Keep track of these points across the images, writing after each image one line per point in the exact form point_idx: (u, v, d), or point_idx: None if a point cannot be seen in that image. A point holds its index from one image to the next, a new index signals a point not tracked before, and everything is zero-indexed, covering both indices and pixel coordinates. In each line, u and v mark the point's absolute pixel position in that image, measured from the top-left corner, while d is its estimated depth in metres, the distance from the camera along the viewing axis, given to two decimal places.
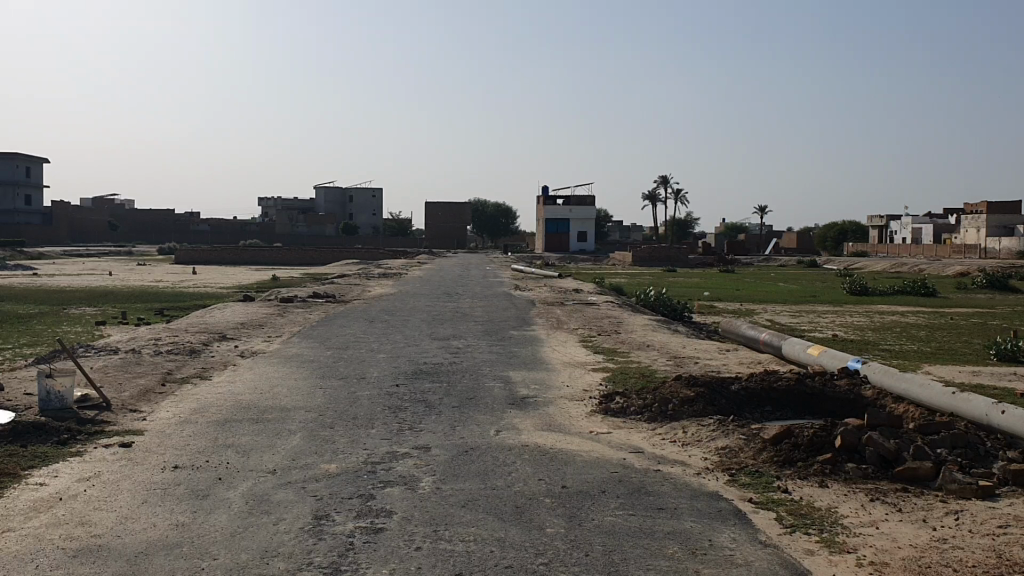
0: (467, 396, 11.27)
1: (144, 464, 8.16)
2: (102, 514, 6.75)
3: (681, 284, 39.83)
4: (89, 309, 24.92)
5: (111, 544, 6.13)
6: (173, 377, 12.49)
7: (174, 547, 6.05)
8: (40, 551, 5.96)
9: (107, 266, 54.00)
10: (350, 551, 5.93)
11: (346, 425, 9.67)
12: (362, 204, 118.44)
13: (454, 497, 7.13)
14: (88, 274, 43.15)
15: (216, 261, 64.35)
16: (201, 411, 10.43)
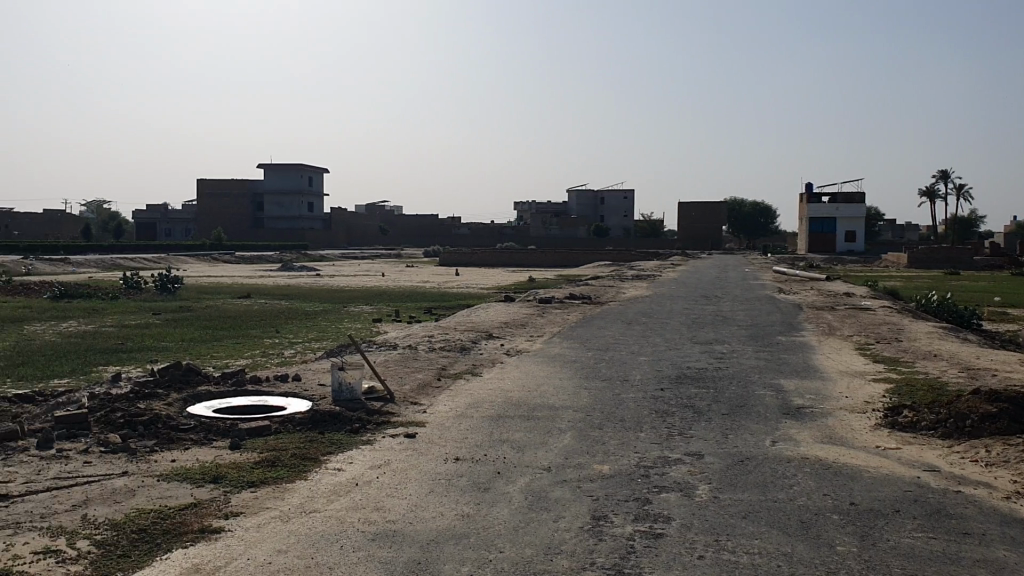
0: (737, 403, 10.95)
1: (427, 455, 8.57)
2: (393, 501, 7.15)
3: (970, 289, 36.61)
4: (365, 307, 26.89)
5: (404, 530, 6.47)
6: (447, 373, 13.14)
7: (462, 537, 6.29)
8: (343, 533, 6.38)
9: (381, 266, 58.06)
10: (632, 554, 5.90)
11: (617, 427, 9.67)
12: (615, 205, 119.29)
13: (733, 507, 6.89)
14: (364, 274, 47.59)
15: (476, 262, 67.40)
16: (477, 406, 10.84)
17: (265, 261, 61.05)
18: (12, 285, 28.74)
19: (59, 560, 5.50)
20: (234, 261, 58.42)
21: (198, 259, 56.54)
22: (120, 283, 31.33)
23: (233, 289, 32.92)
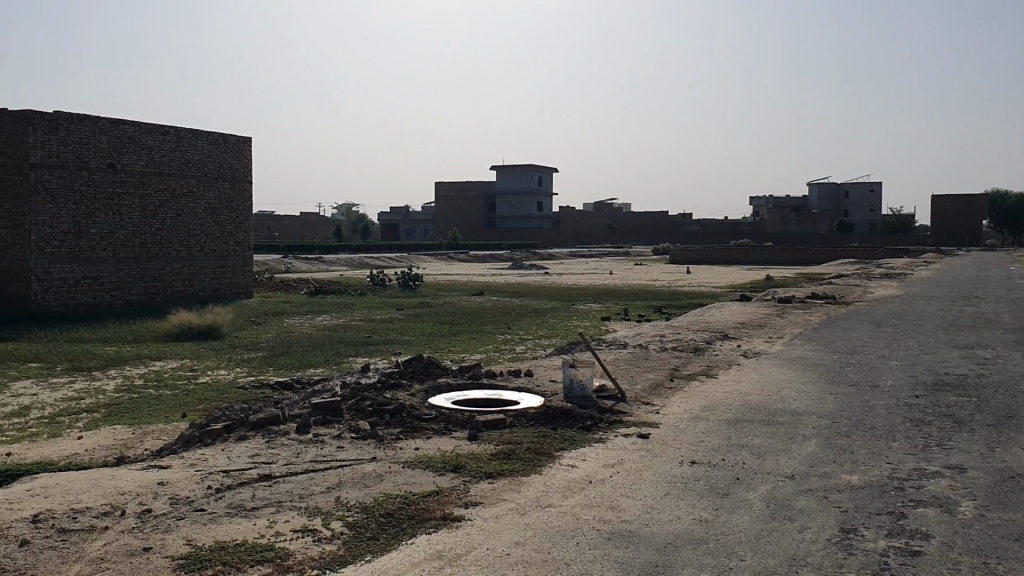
0: (1004, 414, 9.96)
1: (662, 456, 8.42)
2: (629, 501, 7.06)
3: None
4: (596, 305, 27.03)
5: (641, 531, 6.36)
6: (680, 373, 12.90)
7: (700, 542, 6.10)
8: (579, 530, 6.36)
9: (612, 265, 58.10)
10: (887, 571, 5.48)
11: (866, 435, 9.07)
12: (858, 199, 112.84)
13: (1002, 528, 6.26)
14: (596, 272, 47.76)
15: (708, 260, 65.94)
16: (712, 409, 10.55)
17: (499, 260, 62.87)
18: (274, 282, 31.32)
19: (316, 538, 5.85)
20: (470, 259, 60.63)
21: (436, 258, 59.13)
22: (366, 281, 32.96)
23: (470, 287, 34.17)
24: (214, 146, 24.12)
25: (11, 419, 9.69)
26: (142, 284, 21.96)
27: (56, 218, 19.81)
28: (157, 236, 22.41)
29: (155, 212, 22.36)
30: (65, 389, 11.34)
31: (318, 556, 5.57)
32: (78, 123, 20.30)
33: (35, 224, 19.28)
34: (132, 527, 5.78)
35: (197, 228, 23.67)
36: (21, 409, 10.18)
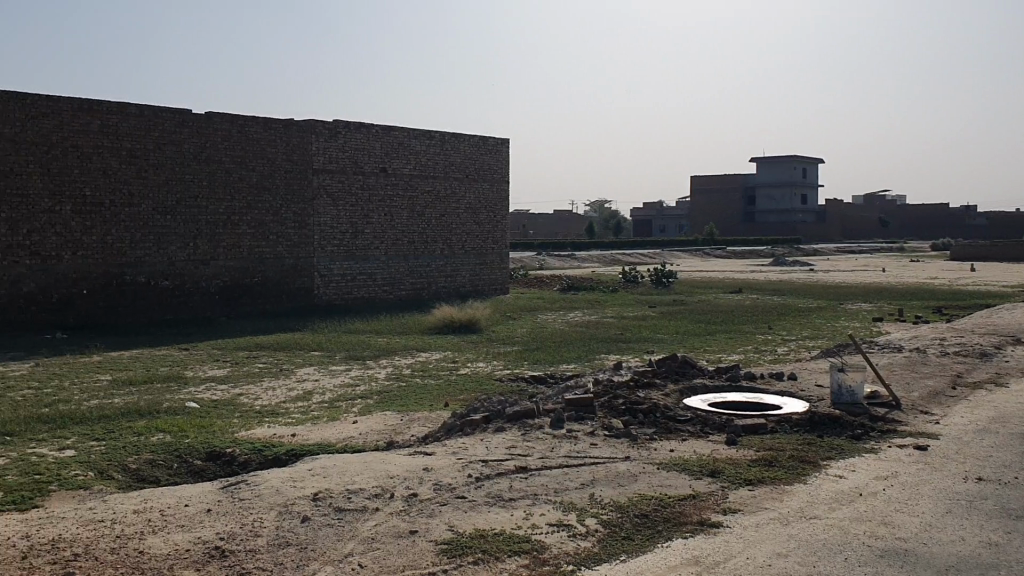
0: None
1: (943, 471, 7.69)
2: (905, 517, 6.50)
3: None
4: (864, 305, 25.40)
5: (918, 550, 5.83)
6: (963, 381, 11.79)
7: (988, 569, 5.49)
8: (848, 544, 5.93)
9: (884, 262, 54.36)
10: None
11: None
12: None
13: None
14: (867, 270, 44.82)
15: (996, 257, 60.05)
16: (1002, 421, 9.53)
17: (758, 256, 60.77)
18: (531, 278, 32.14)
19: (571, 533, 5.85)
20: (726, 256, 59.15)
21: (692, 254, 58.22)
22: (621, 278, 32.68)
23: (727, 285, 33.31)
24: (475, 148, 25.07)
25: (297, 402, 10.56)
26: (409, 280, 23.25)
27: (335, 219, 21.43)
28: (423, 234, 23.64)
29: (421, 211, 23.59)
30: (342, 376, 12.22)
31: (572, 552, 5.56)
32: (355, 130, 21.79)
33: (317, 224, 21.02)
34: (400, 510, 6.07)
35: (459, 227, 24.73)
36: (305, 393, 11.08)
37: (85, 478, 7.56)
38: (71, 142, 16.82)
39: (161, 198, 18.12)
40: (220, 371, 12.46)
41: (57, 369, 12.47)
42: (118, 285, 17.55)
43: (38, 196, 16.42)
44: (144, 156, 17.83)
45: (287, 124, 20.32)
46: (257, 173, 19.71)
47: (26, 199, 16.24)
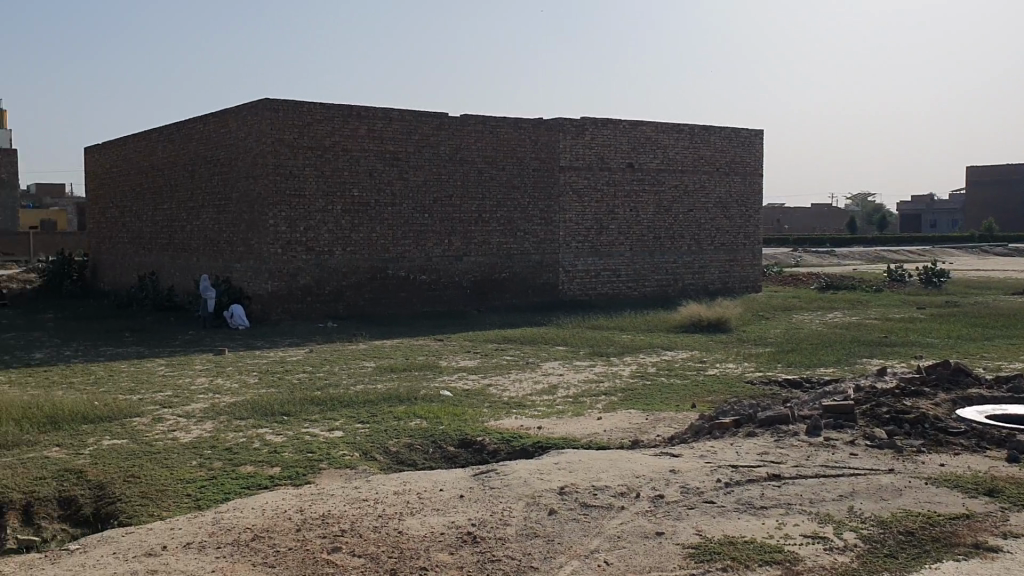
0: None
1: None
2: None
3: None
4: None
5: None
6: None
7: None
8: None
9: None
10: None
11: None
12: None
13: None
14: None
15: None
16: None
17: None
18: (785, 276, 30.90)
19: (828, 547, 5.53)
20: (1007, 253, 53.85)
21: (967, 251, 53.61)
22: (884, 276, 30.67)
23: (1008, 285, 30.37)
24: (726, 141, 24.09)
25: (544, 395, 10.76)
26: (656, 277, 22.94)
27: (582, 215, 21.57)
28: (671, 230, 23.25)
29: (669, 207, 23.17)
30: (588, 372, 12.32)
31: (829, 566, 5.25)
32: (603, 127, 21.67)
33: (565, 220, 21.27)
34: (646, 510, 6.00)
35: (709, 223, 24.03)
36: (551, 387, 11.27)
37: (351, 457, 8.12)
38: (342, 147, 18.15)
39: (420, 197, 19.11)
40: (472, 363, 12.96)
41: (328, 355, 13.49)
42: (382, 280, 18.74)
43: (313, 197, 17.87)
44: (405, 158, 18.89)
45: (536, 123, 20.69)
46: (507, 172, 20.29)
47: (302, 199, 17.73)
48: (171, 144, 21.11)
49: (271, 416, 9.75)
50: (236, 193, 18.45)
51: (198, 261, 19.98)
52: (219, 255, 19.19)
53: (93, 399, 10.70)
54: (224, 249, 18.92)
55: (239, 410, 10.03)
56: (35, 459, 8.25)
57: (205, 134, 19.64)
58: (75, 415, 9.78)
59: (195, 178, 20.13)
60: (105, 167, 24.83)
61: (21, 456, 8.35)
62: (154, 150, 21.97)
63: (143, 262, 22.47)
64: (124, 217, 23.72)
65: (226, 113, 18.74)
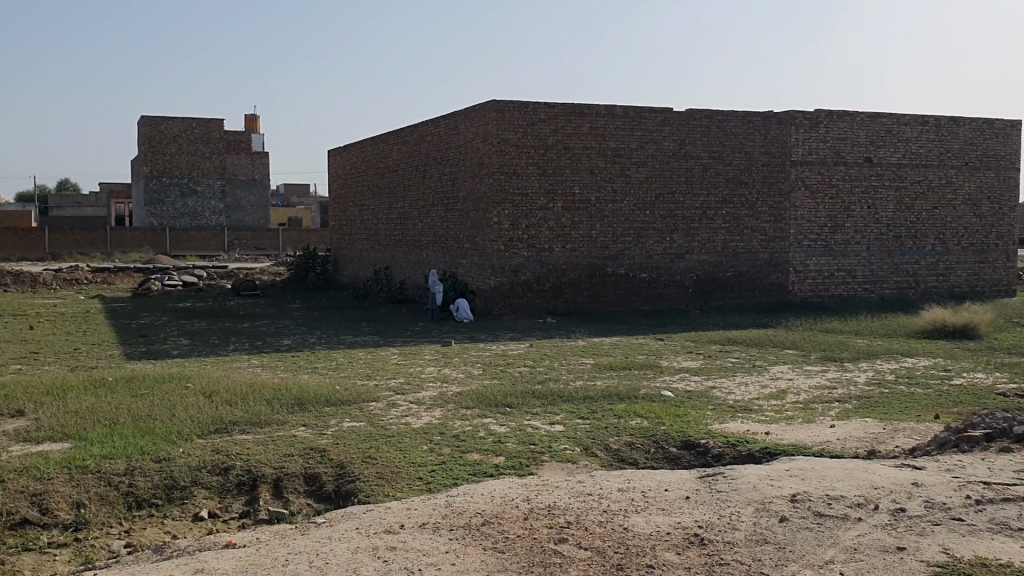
0: None
1: None
2: None
3: None
4: None
5: None
6: None
7: None
8: None
9: None
10: None
11: None
12: None
13: None
14: None
15: None
16: None
17: None
18: None
19: None
20: None
21: None
22: None
23: None
24: (978, 132, 22.21)
25: (771, 399, 10.40)
26: (895, 277, 21.48)
27: (814, 213, 20.62)
28: (913, 228, 21.70)
29: (911, 203, 21.64)
30: (819, 377, 11.78)
31: None
32: (838, 120, 20.66)
33: (794, 217, 20.44)
34: (885, 524, 5.66)
35: (957, 221, 22.24)
36: (778, 391, 10.87)
37: (573, 452, 8.22)
38: (565, 144, 18.40)
39: (642, 195, 19.02)
40: (694, 363, 12.73)
41: (550, 351, 13.71)
42: (603, 276, 18.83)
43: (537, 194, 18.26)
44: (628, 155, 18.86)
45: (765, 116, 20.00)
46: (733, 168, 19.77)
47: (526, 197, 18.16)
48: (405, 145, 22.23)
49: (495, 407, 10.04)
50: (464, 191, 19.17)
51: (427, 257, 20.92)
52: (447, 251, 20.00)
53: (335, 383, 11.44)
54: (452, 245, 19.71)
55: (466, 400, 10.39)
56: (283, 437, 8.93)
57: (437, 135, 20.50)
58: (318, 398, 10.50)
59: (426, 177, 21.09)
60: (346, 168, 26.51)
61: (272, 434, 9.07)
62: (389, 151, 23.23)
63: (377, 258, 23.81)
64: (361, 214, 25.23)
65: (455, 114, 19.49)
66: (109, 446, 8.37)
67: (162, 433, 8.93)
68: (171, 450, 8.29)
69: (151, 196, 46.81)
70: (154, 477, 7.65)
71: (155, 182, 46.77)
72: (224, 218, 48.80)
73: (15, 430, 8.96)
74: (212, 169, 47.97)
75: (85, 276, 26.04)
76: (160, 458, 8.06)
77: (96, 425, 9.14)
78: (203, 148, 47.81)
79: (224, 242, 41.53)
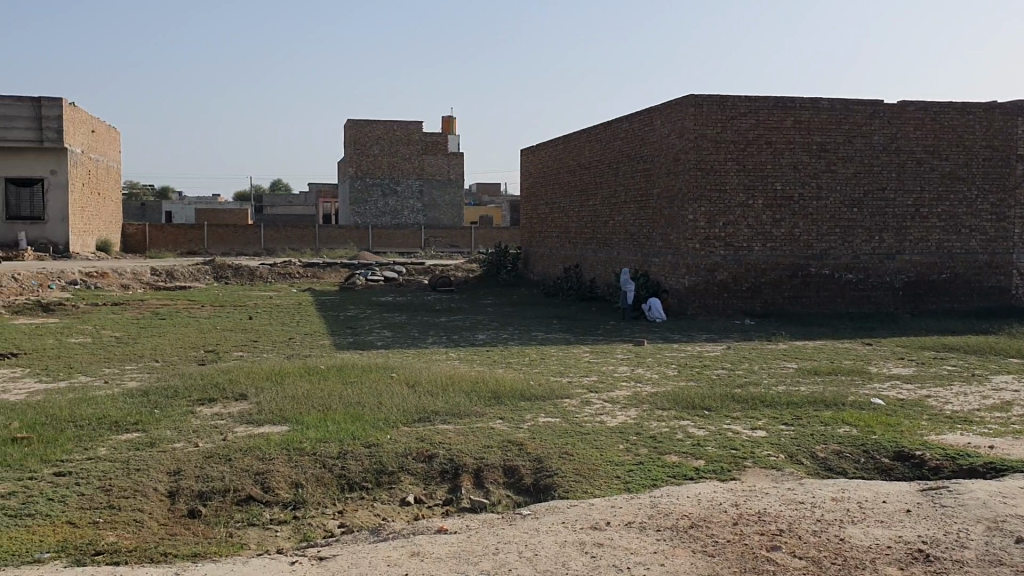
0: None
1: None
2: None
3: None
4: None
5: None
6: None
7: None
8: None
9: None
10: None
11: None
12: None
13: None
14: None
15: None
16: None
17: None
18: None
19: None
20: None
21: None
22: None
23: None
24: None
25: (995, 412, 9.65)
26: None
27: None
28: None
29: None
30: None
31: None
32: None
33: (1020, 216, 18.88)
34: None
35: None
36: (1003, 403, 10.06)
37: (777, 459, 7.93)
38: (766, 139, 17.85)
39: (848, 192, 18.14)
40: (907, 371, 11.99)
41: (748, 353, 13.32)
42: (804, 277, 18.12)
43: (735, 191, 17.82)
44: (834, 149, 18.02)
45: (988, 107, 18.59)
46: (950, 163, 18.49)
47: (724, 194, 17.77)
48: (599, 143, 22.24)
49: (693, 409, 9.85)
50: (658, 188, 18.98)
51: (619, 255, 20.86)
52: (640, 249, 19.86)
53: (530, 379, 11.59)
54: (645, 243, 19.56)
55: (663, 400, 10.26)
56: (483, 428, 9.14)
57: (630, 132, 20.37)
58: (514, 393, 10.66)
59: (619, 174, 21.03)
60: (538, 167, 26.84)
61: (472, 425, 9.30)
62: (582, 149, 23.33)
63: (568, 255, 23.97)
64: (553, 212, 25.48)
65: (650, 111, 19.32)
66: (322, 431, 8.84)
67: (370, 420, 9.36)
68: (379, 437, 8.66)
69: (355, 196, 49.29)
70: (364, 461, 7.99)
71: (359, 182, 49.20)
72: (421, 217, 50.65)
73: (240, 412, 9.64)
74: (411, 169, 49.95)
75: (296, 270, 27.72)
76: (369, 443, 8.44)
77: (311, 410, 9.69)
78: (403, 149, 49.85)
79: (421, 240, 43.09)
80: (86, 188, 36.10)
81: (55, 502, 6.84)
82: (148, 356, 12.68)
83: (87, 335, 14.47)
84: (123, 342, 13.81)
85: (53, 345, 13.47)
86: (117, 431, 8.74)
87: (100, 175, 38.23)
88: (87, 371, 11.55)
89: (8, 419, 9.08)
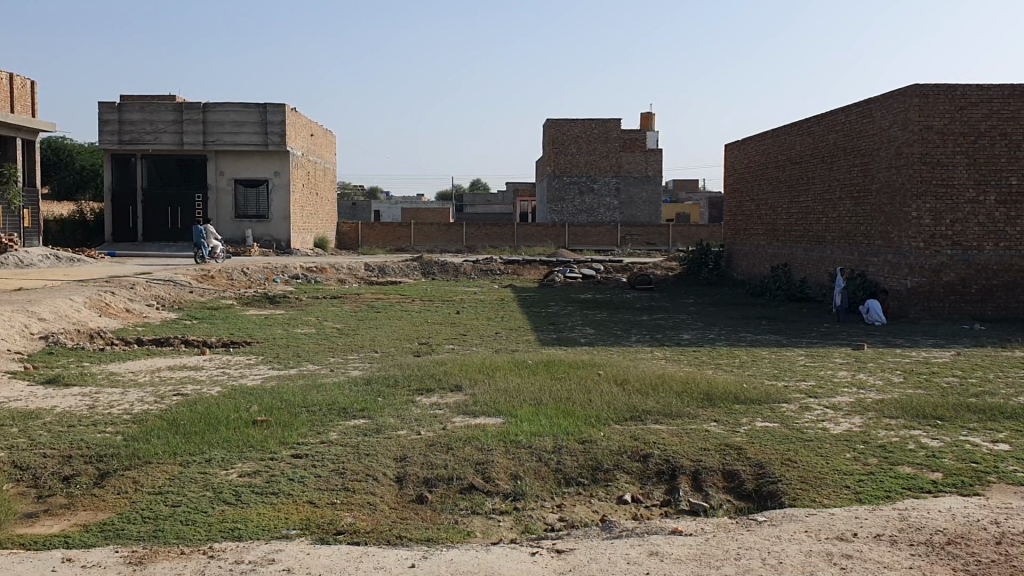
0: None
1: None
2: None
3: None
4: None
5: None
6: None
7: None
8: None
9: None
10: None
11: None
12: None
13: None
14: None
15: None
16: None
17: None
18: None
19: None
20: None
21: None
22: None
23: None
24: None
25: None
26: None
27: None
28: None
29: None
30: None
31: None
32: None
33: None
34: None
35: None
36: None
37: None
38: (1001, 131, 16.55)
39: None
40: None
41: (980, 361, 12.36)
42: None
43: (964, 186, 16.66)
44: None
45: None
46: None
47: (952, 189, 16.64)
48: (811, 137, 21.38)
49: (924, 419, 9.23)
50: (877, 183, 18.00)
51: (832, 253, 19.92)
52: (856, 248, 18.90)
53: (744, 381, 11.26)
54: (862, 241, 18.60)
55: (890, 409, 9.67)
56: (696, 431, 8.91)
57: (847, 124, 19.43)
58: (727, 396, 10.37)
59: (833, 169, 20.12)
60: (743, 163, 26.12)
61: (686, 427, 9.12)
62: (792, 144, 22.49)
63: (777, 253, 23.19)
64: (760, 209, 24.68)
65: (870, 100, 18.34)
66: (536, 425, 8.91)
67: (581, 416, 9.38)
68: (592, 434, 8.64)
69: (554, 194, 49.89)
70: (580, 457, 8.00)
71: (556, 181, 49.78)
72: (618, 215, 50.45)
73: (457, 403, 9.91)
74: (608, 167, 49.99)
75: (498, 267, 28.33)
76: (584, 439, 8.45)
77: (524, 404, 9.81)
78: (600, 148, 49.97)
79: (617, 238, 42.96)
80: (305, 188, 38.42)
81: (296, 481, 7.28)
82: (367, 347, 13.30)
83: (312, 326, 15.37)
84: (343, 334, 14.54)
85: (282, 334, 14.37)
86: (346, 418, 9.20)
87: (318, 176, 40.60)
88: (314, 360, 12.27)
89: (250, 403, 9.75)
